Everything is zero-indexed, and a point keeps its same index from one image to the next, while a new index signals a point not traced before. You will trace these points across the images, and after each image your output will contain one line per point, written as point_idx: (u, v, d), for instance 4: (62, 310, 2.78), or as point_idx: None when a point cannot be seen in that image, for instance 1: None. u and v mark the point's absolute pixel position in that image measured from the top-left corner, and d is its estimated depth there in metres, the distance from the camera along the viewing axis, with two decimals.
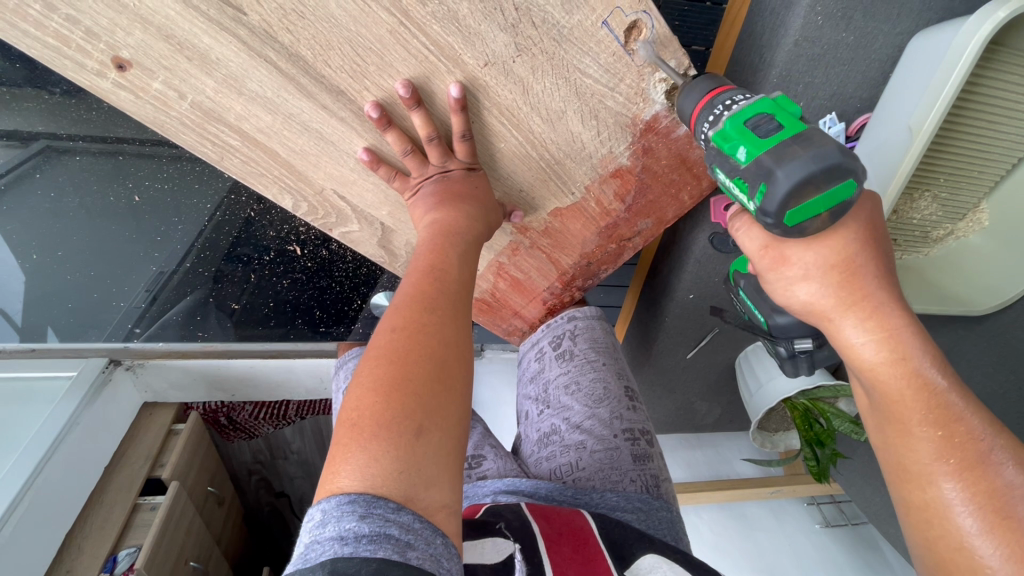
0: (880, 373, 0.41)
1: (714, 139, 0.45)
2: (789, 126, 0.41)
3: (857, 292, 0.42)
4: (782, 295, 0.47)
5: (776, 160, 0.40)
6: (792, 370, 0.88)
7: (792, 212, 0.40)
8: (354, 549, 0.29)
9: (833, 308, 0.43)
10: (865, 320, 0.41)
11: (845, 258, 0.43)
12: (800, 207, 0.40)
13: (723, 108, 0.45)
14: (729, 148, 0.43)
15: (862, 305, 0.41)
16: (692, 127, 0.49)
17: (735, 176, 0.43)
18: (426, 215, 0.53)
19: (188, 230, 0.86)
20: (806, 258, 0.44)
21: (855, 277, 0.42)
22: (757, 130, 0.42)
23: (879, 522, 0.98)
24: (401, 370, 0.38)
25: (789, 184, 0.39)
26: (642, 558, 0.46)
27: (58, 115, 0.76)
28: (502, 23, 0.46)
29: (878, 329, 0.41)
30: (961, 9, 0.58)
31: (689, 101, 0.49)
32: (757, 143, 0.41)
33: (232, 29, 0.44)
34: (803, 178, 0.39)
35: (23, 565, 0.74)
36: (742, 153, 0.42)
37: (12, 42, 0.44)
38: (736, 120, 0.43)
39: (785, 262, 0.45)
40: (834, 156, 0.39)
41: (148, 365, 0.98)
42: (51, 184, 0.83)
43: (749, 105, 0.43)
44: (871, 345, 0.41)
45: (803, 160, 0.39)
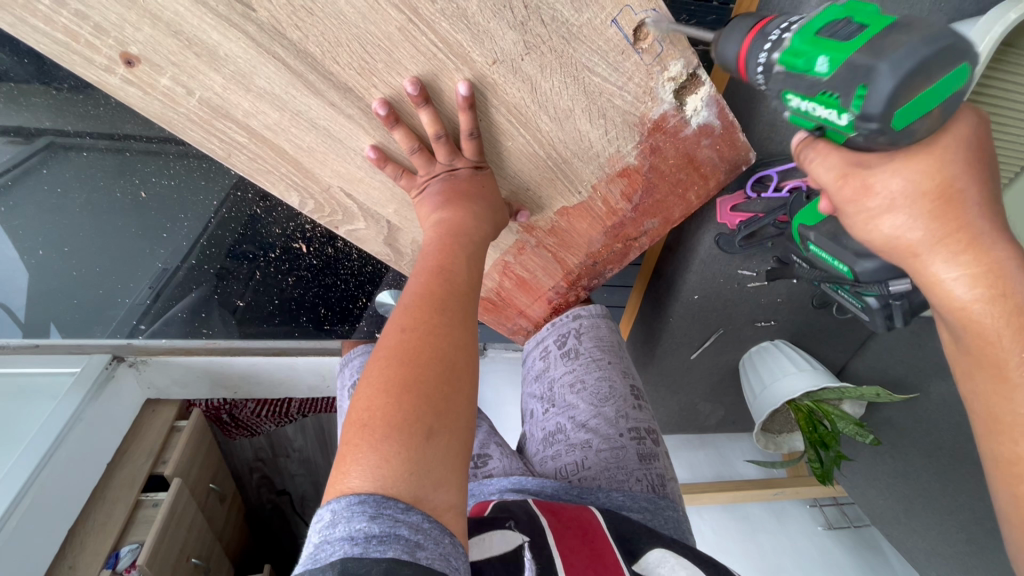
0: (973, 313, 0.37)
1: (782, 62, 0.40)
2: (874, 21, 0.36)
3: (958, 220, 0.37)
4: (865, 230, 0.40)
5: (875, 54, 0.34)
6: (797, 372, 0.88)
7: (902, 111, 0.34)
8: (364, 550, 0.29)
9: (923, 242, 0.38)
10: (964, 252, 0.37)
11: (944, 180, 0.37)
12: (910, 104, 0.34)
13: (783, 30, 0.40)
14: (804, 65, 0.38)
15: (959, 237, 0.37)
16: (740, 71, 0.44)
17: (819, 92, 0.37)
18: (433, 213, 0.53)
19: (193, 228, 0.89)
20: (894, 184, 0.38)
21: (954, 202, 0.37)
22: (835, 36, 0.37)
23: (882, 525, 0.98)
24: (411, 372, 0.38)
25: (897, 77, 0.33)
26: (649, 553, 0.47)
27: (63, 110, 0.79)
28: (511, 21, 0.46)
29: (978, 260, 0.36)
30: (972, 10, 0.58)
31: (730, 44, 0.44)
32: (841, 47, 0.36)
33: (241, 25, 0.44)
34: (915, 64, 0.33)
35: (26, 560, 0.73)
36: (824, 64, 0.37)
37: (21, 37, 0.44)
38: (805, 35, 0.38)
39: (869, 190, 0.39)
40: (944, 36, 0.33)
41: (151, 361, 0.96)
42: (58, 180, 0.87)
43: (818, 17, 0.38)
44: (966, 282, 0.37)
45: (909, 46, 0.33)
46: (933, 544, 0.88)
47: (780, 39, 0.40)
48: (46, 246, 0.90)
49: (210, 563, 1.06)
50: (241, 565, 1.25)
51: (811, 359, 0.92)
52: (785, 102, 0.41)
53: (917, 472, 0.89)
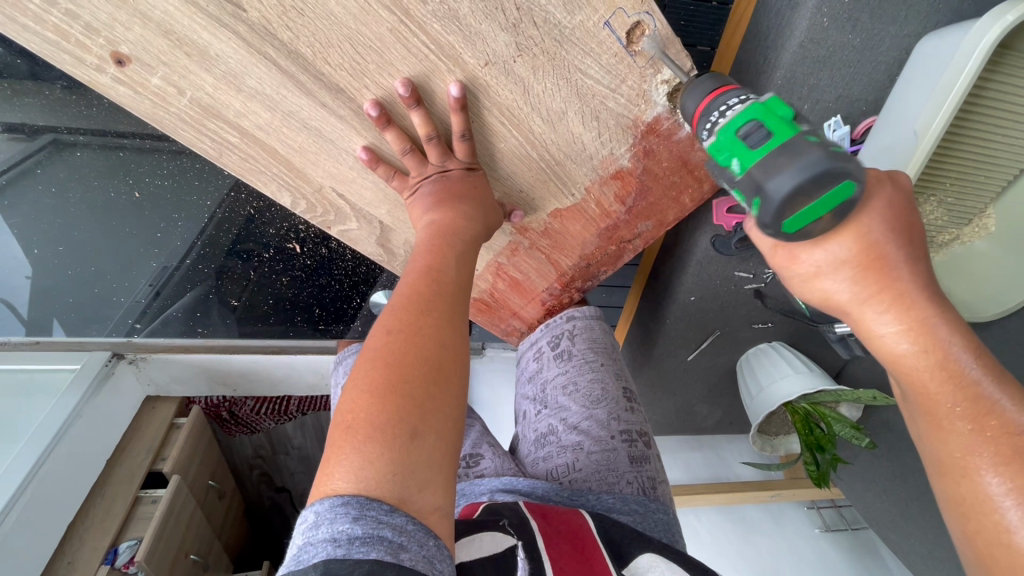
0: (906, 364, 0.38)
1: (710, 150, 0.45)
2: (779, 132, 0.40)
3: (883, 283, 0.38)
4: (803, 290, 0.43)
5: (766, 173, 0.39)
6: (794, 375, 0.87)
7: (791, 218, 0.38)
8: (346, 551, 0.29)
9: (851, 302, 0.39)
10: (889, 310, 0.38)
11: (867, 249, 0.38)
12: (797, 215, 0.38)
13: (716, 118, 0.44)
14: (724, 160, 0.43)
15: (884, 297, 0.38)
16: (694, 128, 0.48)
17: (733, 188, 0.43)
18: (424, 215, 0.53)
19: (187, 228, 0.89)
20: (818, 256, 0.40)
21: (881, 267, 0.38)
22: (748, 139, 0.41)
23: (879, 528, 0.97)
24: (397, 373, 0.38)
25: (781, 196, 0.38)
26: (638, 557, 0.46)
27: (57, 110, 0.79)
28: (503, 22, 0.46)
29: (904, 317, 0.37)
30: (970, 12, 0.57)
31: (692, 101, 0.48)
32: (748, 155, 0.40)
33: (231, 26, 0.44)
34: (791, 189, 0.37)
35: (25, 555, 0.74)
36: (736, 165, 0.42)
37: (12, 37, 0.44)
38: (728, 131, 0.42)
39: (796, 260, 0.42)
40: (822, 163, 0.37)
41: (151, 359, 0.96)
42: (53, 179, 0.87)
43: (738, 115, 0.42)
44: (896, 336, 0.38)
45: (791, 170, 0.37)
46: (929, 547, 0.89)
47: (714, 126, 0.44)
48: (43, 244, 0.90)
49: (208, 560, 1.07)
50: (240, 562, 1.25)
51: (808, 362, 0.92)
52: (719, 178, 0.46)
53: (913, 476, 0.89)
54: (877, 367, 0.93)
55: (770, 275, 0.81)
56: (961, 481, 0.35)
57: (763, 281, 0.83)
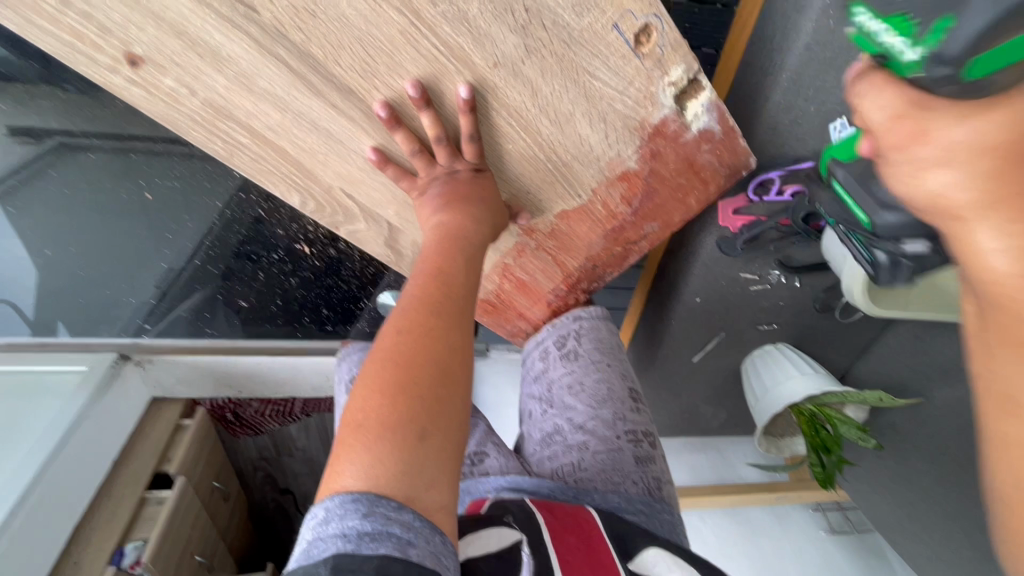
0: (1006, 285, 0.34)
1: (859, 38, 0.40)
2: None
3: (1011, 184, 0.33)
4: (903, 176, 0.38)
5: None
6: (799, 377, 0.88)
7: (982, 57, 0.33)
8: (357, 546, 0.30)
9: (965, 204, 0.34)
10: (1002, 220, 0.33)
11: (1013, 139, 0.33)
12: (990, 52, 0.32)
13: (883, 15, 0.40)
14: (888, 38, 0.38)
15: (1011, 203, 0.33)
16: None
17: (898, 12, 0.36)
18: (433, 217, 0.53)
19: (197, 229, 0.92)
20: (956, 133, 0.34)
21: (1015, 164, 0.33)
22: (872, 37, 0.37)
23: (886, 531, 0.97)
24: (407, 375, 0.38)
25: (987, 12, 0.32)
26: (645, 551, 0.47)
27: (69, 112, 0.87)
28: (513, 25, 0.46)
29: (1018, 230, 0.33)
30: None
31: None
32: (941, 30, 0.35)
33: (244, 27, 0.45)
34: (1001, 15, 0.31)
35: (35, 555, 0.75)
36: (909, 42, 0.36)
37: (28, 37, 0.45)
38: (839, 31, 0.39)
39: (924, 135, 0.36)
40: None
41: (155, 360, 0.92)
42: (64, 181, 0.94)
43: (846, 25, 0.39)
44: (1005, 251, 0.33)
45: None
46: (937, 550, 0.88)
47: None
48: (54, 245, 0.94)
49: (213, 560, 1.07)
50: (245, 563, 1.26)
51: (814, 363, 0.93)
52: (852, 16, 0.40)
53: (920, 478, 0.89)
54: (883, 368, 0.93)
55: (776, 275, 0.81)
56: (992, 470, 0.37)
57: (769, 283, 0.83)
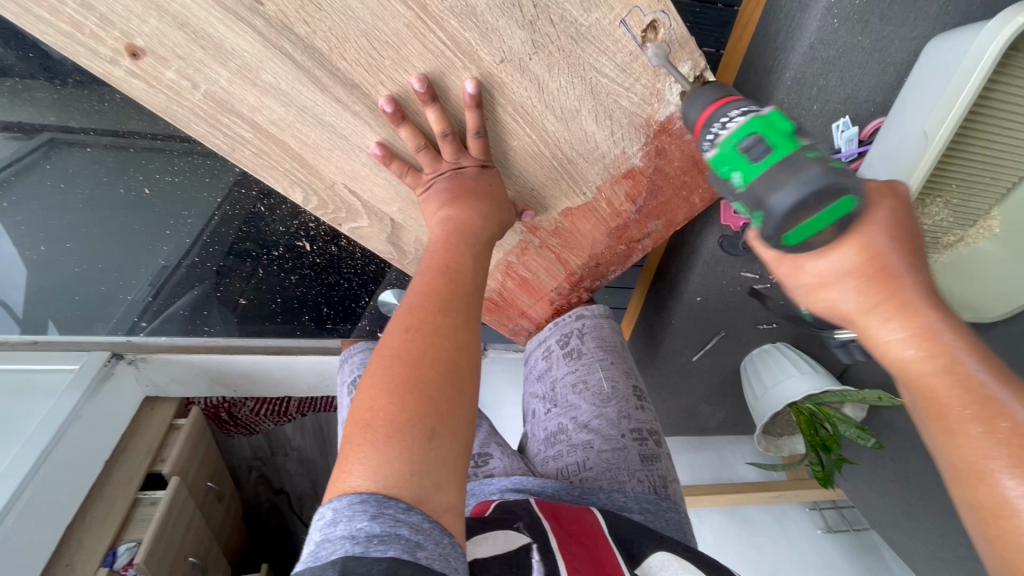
0: (914, 372, 0.35)
1: (711, 162, 0.43)
2: (779, 146, 0.39)
3: (887, 291, 0.36)
4: (807, 302, 0.41)
5: (767, 187, 0.38)
6: (802, 375, 0.88)
7: (791, 232, 0.38)
8: (365, 549, 0.29)
9: (856, 312, 0.38)
10: (894, 318, 0.36)
11: (872, 258, 0.37)
12: (800, 228, 0.37)
13: (718, 131, 0.43)
14: (725, 173, 0.42)
15: (892, 305, 0.36)
16: (697, 137, 0.47)
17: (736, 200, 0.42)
18: (438, 212, 0.53)
19: (195, 225, 0.88)
20: (824, 265, 0.39)
21: (885, 276, 0.36)
22: (749, 153, 0.40)
23: (883, 529, 0.97)
24: (416, 373, 0.38)
25: (783, 212, 0.37)
26: (650, 557, 0.46)
27: (68, 106, 0.79)
28: (520, 20, 0.46)
29: (910, 324, 0.35)
30: (978, 14, 0.57)
31: (695, 110, 0.47)
32: (750, 168, 0.40)
33: (249, 20, 0.44)
34: (795, 203, 0.37)
35: (25, 556, 0.73)
36: (738, 178, 0.41)
37: (27, 27, 0.44)
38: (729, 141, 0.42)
39: (801, 269, 0.40)
40: (823, 177, 0.36)
41: (150, 359, 0.95)
42: (61, 176, 0.87)
43: (737, 128, 0.41)
44: (902, 342, 0.35)
45: (793, 185, 0.37)
46: (933, 547, 0.89)
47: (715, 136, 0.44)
48: (49, 241, 0.90)
49: (208, 562, 1.06)
50: (239, 563, 1.24)
51: (813, 362, 0.92)
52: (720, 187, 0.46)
53: (916, 476, 0.89)
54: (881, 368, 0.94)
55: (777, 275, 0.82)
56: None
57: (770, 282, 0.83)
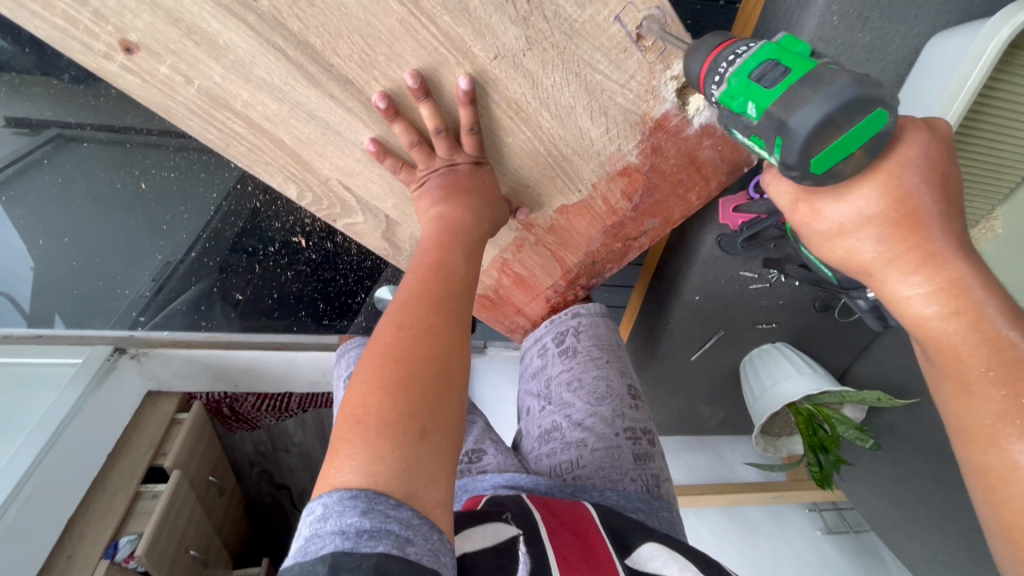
0: (934, 328, 0.38)
1: (721, 99, 0.41)
2: (796, 67, 0.37)
3: (912, 241, 0.38)
4: (825, 250, 0.43)
5: (787, 109, 0.36)
6: (799, 375, 0.87)
7: (817, 156, 0.36)
8: (355, 544, 0.29)
9: (877, 261, 0.40)
10: (918, 270, 0.38)
11: (898, 204, 0.38)
12: (824, 151, 0.36)
13: (726, 67, 0.40)
14: (738, 107, 0.40)
15: (915, 256, 0.38)
16: (701, 88, 0.44)
17: (751, 134, 0.40)
18: (431, 209, 0.52)
19: (193, 221, 0.90)
20: (843, 211, 0.40)
21: (911, 224, 0.38)
22: (763, 80, 0.38)
23: (882, 532, 0.97)
24: (407, 370, 0.38)
25: (805, 133, 0.35)
26: (642, 546, 0.46)
27: (64, 101, 0.82)
28: (514, 16, 0.46)
29: (934, 277, 0.37)
30: (981, 11, 0.57)
31: (695, 61, 0.44)
32: (764, 95, 0.37)
33: (242, 15, 0.44)
34: (821, 120, 0.35)
35: (27, 548, 0.74)
36: (752, 109, 0.39)
37: (20, 21, 0.44)
38: (741, 74, 0.39)
39: (819, 216, 0.42)
40: (850, 90, 0.34)
41: (153, 353, 0.96)
42: (59, 171, 0.89)
43: (750, 56, 0.39)
44: (923, 297, 0.38)
45: (815, 103, 0.35)
46: (933, 550, 0.88)
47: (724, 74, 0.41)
48: (48, 236, 0.91)
49: (208, 555, 1.07)
50: (239, 558, 1.25)
51: (812, 362, 0.92)
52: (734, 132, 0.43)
53: (916, 478, 0.89)
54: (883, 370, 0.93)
55: (776, 274, 0.82)
56: (989, 450, 0.36)
57: (768, 281, 0.83)
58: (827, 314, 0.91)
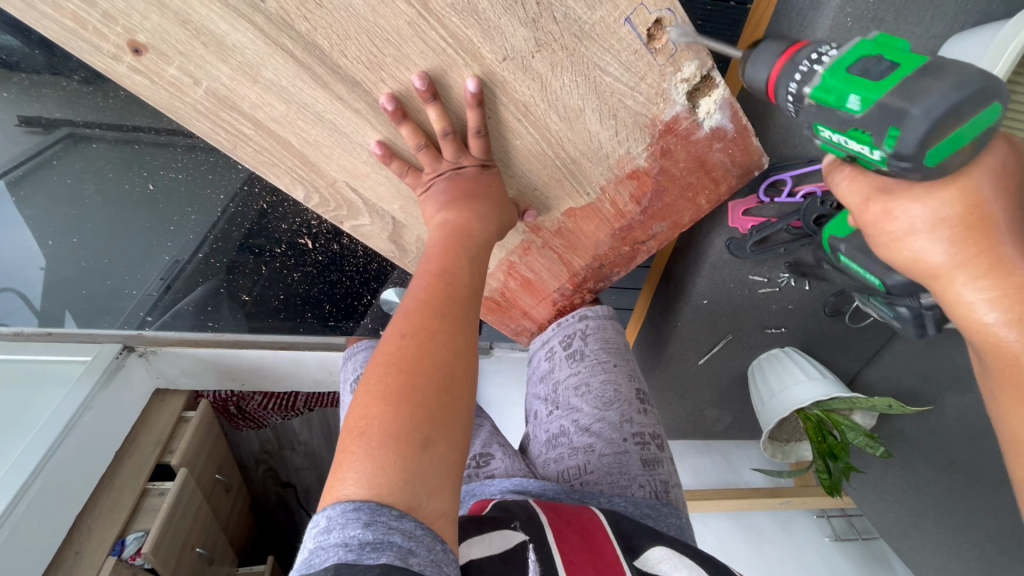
0: (997, 334, 0.36)
1: (813, 95, 0.40)
2: (906, 62, 0.36)
3: (984, 246, 0.37)
4: (890, 253, 0.41)
5: (908, 99, 0.35)
6: (807, 381, 0.86)
7: (936, 147, 0.35)
8: (358, 556, 0.29)
9: (944, 266, 0.39)
10: (984, 277, 0.37)
11: (972, 208, 0.37)
12: (942, 142, 0.35)
13: (813, 62, 0.41)
14: (836, 101, 0.39)
15: (986, 262, 0.37)
16: (771, 95, 0.45)
17: (852, 128, 0.38)
18: (438, 214, 0.52)
19: (200, 223, 0.90)
20: (915, 214, 0.39)
21: (984, 228, 0.37)
22: (868, 75, 0.37)
23: (891, 540, 0.95)
24: (410, 380, 0.37)
25: (931, 120, 0.34)
26: (651, 549, 0.46)
27: (75, 101, 0.83)
28: (523, 17, 0.45)
29: (1000, 283, 0.36)
30: (999, 13, 0.56)
31: (759, 69, 0.45)
32: (872, 88, 0.37)
33: (249, 16, 0.44)
34: (948, 109, 0.34)
35: (35, 545, 0.74)
36: (856, 102, 0.38)
37: (30, 22, 0.44)
38: (836, 70, 0.39)
39: (890, 217, 0.40)
40: (976, 80, 0.34)
41: (161, 352, 0.96)
42: (68, 171, 0.90)
43: (848, 53, 0.39)
44: (986, 303, 0.37)
45: (941, 91, 0.34)
46: (942, 560, 0.86)
47: (810, 72, 0.41)
48: (57, 236, 0.91)
49: (214, 553, 1.07)
50: (243, 556, 1.25)
51: (822, 367, 0.91)
52: (818, 133, 0.42)
53: (928, 485, 0.87)
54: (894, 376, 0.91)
55: (786, 279, 0.81)
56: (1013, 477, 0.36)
57: (778, 286, 0.82)
58: (838, 320, 0.90)
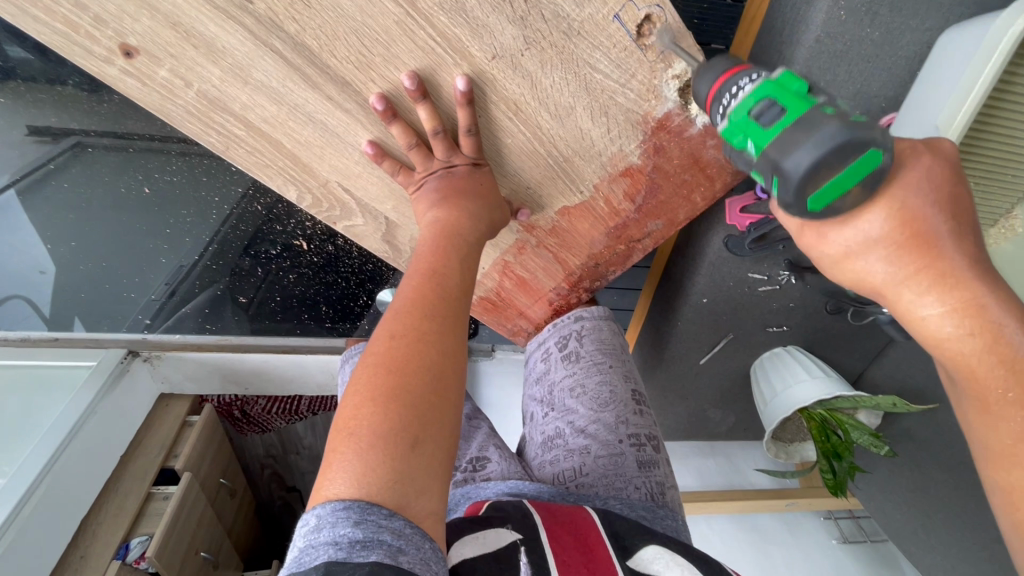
0: (951, 348, 0.36)
1: (725, 134, 0.41)
2: (793, 107, 0.36)
3: (923, 261, 0.36)
4: (836, 272, 0.40)
5: (782, 151, 0.35)
6: (810, 380, 0.85)
7: (813, 196, 0.36)
8: (348, 554, 0.29)
9: (887, 283, 0.37)
10: (931, 291, 0.36)
11: (903, 225, 0.36)
12: (821, 191, 0.35)
13: (728, 100, 0.41)
14: (740, 143, 0.40)
15: (930, 278, 0.36)
16: (709, 109, 0.44)
17: (753, 169, 0.40)
18: (429, 213, 0.52)
19: (195, 224, 0.90)
20: (848, 235, 0.38)
21: (920, 245, 0.36)
22: (761, 119, 0.37)
23: (900, 542, 0.94)
24: (398, 380, 0.37)
25: (799, 175, 0.35)
26: (643, 549, 0.45)
27: (68, 106, 0.82)
28: (511, 15, 0.45)
29: (947, 297, 0.36)
30: (996, 4, 0.55)
31: (704, 84, 0.44)
32: (762, 135, 0.37)
33: (238, 17, 0.44)
34: (811, 164, 0.34)
35: (37, 551, 0.74)
36: (752, 146, 0.38)
37: (22, 27, 0.44)
38: (739, 112, 0.39)
39: (824, 240, 0.39)
40: (842, 134, 0.33)
41: (165, 356, 0.98)
42: (69, 178, 0.90)
43: (747, 95, 0.38)
44: (940, 318, 0.36)
45: (806, 147, 0.34)
46: (953, 561, 0.85)
47: (727, 106, 0.41)
48: (55, 239, 0.93)
49: (218, 557, 1.08)
50: (247, 561, 1.25)
51: (825, 366, 0.90)
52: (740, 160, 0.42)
53: (936, 485, 0.86)
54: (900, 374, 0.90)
55: (786, 277, 0.80)
56: None
57: (778, 283, 0.81)
58: (840, 317, 0.89)
